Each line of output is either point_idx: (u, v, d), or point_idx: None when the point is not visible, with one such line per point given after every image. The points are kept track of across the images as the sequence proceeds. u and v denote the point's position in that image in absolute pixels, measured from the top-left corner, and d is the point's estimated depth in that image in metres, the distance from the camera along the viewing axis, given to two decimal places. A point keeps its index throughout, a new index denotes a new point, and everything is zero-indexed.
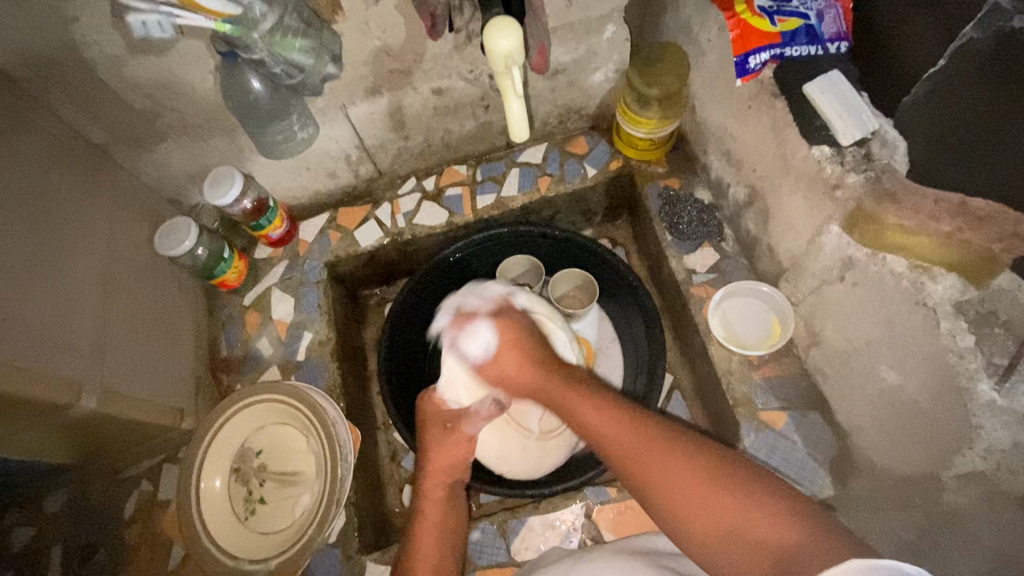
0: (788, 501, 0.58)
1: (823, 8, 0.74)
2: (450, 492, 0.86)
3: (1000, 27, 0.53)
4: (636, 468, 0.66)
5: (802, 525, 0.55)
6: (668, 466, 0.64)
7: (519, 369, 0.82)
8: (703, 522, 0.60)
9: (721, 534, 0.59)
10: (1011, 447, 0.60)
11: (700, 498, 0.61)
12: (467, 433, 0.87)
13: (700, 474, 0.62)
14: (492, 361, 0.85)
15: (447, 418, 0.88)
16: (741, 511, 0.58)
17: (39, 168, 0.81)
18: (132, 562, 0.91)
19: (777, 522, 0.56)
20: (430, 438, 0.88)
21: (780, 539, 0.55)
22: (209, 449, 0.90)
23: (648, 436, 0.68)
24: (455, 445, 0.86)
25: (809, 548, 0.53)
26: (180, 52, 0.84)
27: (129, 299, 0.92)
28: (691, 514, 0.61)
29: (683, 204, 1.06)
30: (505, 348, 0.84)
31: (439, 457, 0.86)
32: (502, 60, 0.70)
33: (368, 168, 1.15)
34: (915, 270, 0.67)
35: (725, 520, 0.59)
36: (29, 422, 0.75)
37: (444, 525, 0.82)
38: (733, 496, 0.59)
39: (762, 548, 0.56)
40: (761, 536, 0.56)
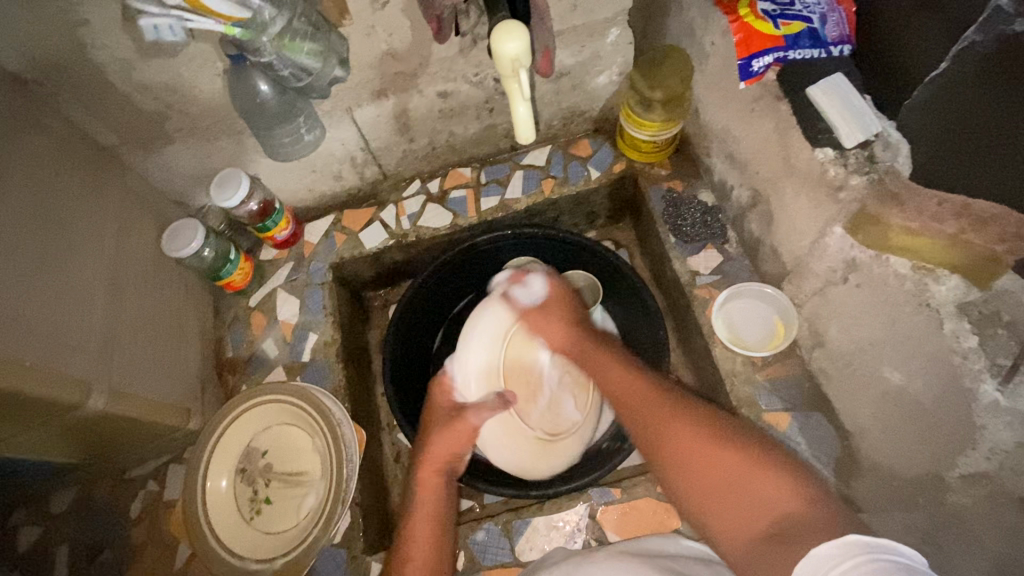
0: (785, 471, 0.61)
1: (825, 12, 0.77)
2: (445, 481, 0.86)
3: (1002, 31, 0.54)
4: (644, 422, 0.72)
5: (799, 491, 0.59)
6: (672, 423, 0.69)
7: (563, 330, 0.93)
8: (700, 478, 0.64)
9: (716, 489, 0.62)
10: (1014, 447, 0.60)
11: (696, 452, 0.65)
12: (470, 422, 0.92)
13: (699, 431, 0.67)
14: (540, 312, 0.96)
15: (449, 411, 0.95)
16: (744, 472, 0.62)
17: (51, 169, 0.82)
18: (138, 561, 0.92)
19: (774, 485, 0.60)
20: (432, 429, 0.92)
21: (776, 500, 0.59)
22: (215, 450, 0.90)
23: (658, 394, 0.74)
24: (456, 433, 0.90)
25: (808, 513, 0.56)
26: (189, 55, 0.85)
27: (137, 299, 0.92)
28: (688, 469, 0.65)
29: (686, 206, 1.07)
30: (551, 313, 0.95)
31: (437, 447, 0.88)
32: (509, 63, 0.70)
33: (373, 170, 1.16)
34: (918, 272, 0.68)
35: (729, 477, 0.62)
36: (38, 420, 0.75)
37: (438, 514, 0.82)
38: (728, 456, 0.63)
39: (758, 510, 0.59)
40: (759, 498, 0.59)
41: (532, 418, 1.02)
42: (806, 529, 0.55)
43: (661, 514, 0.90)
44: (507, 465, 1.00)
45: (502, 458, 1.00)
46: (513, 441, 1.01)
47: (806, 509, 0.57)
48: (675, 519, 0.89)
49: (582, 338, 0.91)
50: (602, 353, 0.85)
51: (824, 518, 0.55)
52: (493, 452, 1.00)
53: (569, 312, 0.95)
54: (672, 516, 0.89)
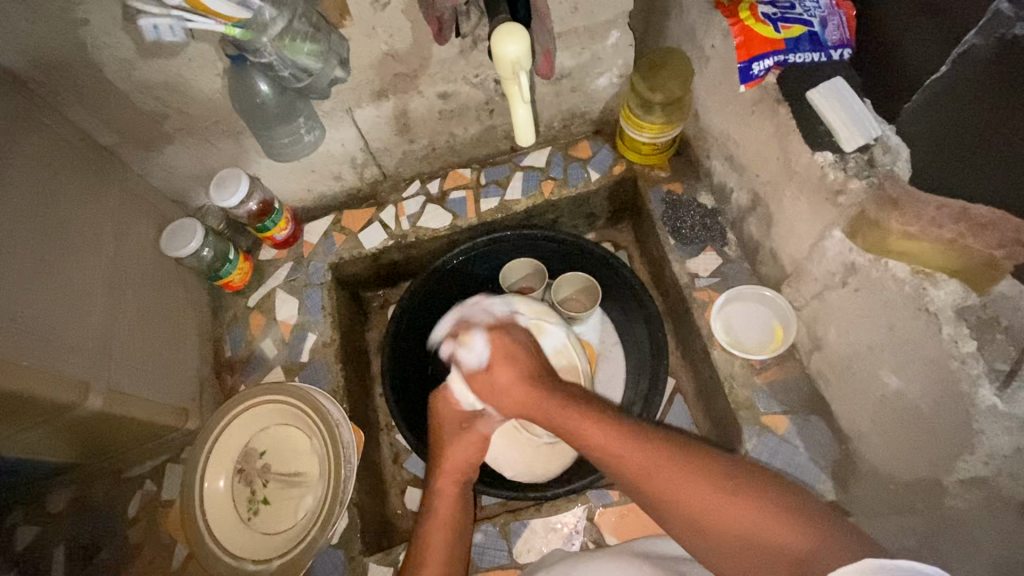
0: (794, 509, 0.59)
1: (826, 16, 0.77)
2: (461, 490, 0.85)
3: (1002, 34, 0.54)
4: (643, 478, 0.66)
5: (810, 527, 0.57)
6: (670, 476, 0.64)
7: (515, 386, 0.83)
8: (713, 527, 0.61)
9: (728, 539, 0.60)
10: (1013, 452, 0.60)
11: (702, 504, 0.62)
12: (482, 432, 0.89)
13: (695, 481, 0.63)
14: (485, 373, 0.87)
15: (463, 418, 0.91)
16: (752, 518, 0.59)
17: (48, 169, 0.81)
18: (136, 560, 0.91)
19: (786, 527, 0.58)
20: (446, 437, 0.90)
21: (790, 546, 0.57)
22: (213, 450, 0.90)
23: (634, 440, 0.69)
24: (469, 443, 0.88)
25: (823, 552, 0.55)
26: (190, 55, 0.85)
27: (135, 299, 0.92)
28: (695, 519, 0.62)
29: (685, 208, 1.07)
30: (498, 367, 0.85)
31: (453, 456, 0.88)
32: (509, 65, 0.70)
33: (372, 171, 1.16)
34: (918, 276, 0.68)
35: (739, 526, 0.59)
36: (35, 421, 0.75)
37: (454, 521, 0.81)
38: (732, 500, 0.61)
39: (772, 553, 0.58)
40: (773, 540, 0.58)
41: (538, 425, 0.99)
42: (823, 567, 0.54)
43: None
44: (518, 474, 1.00)
45: (513, 470, 1.00)
46: (523, 451, 0.99)
47: (819, 546, 0.56)
48: None
49: (541, 388, 0.81)
50: (559, 402, 0.77)
51: (838, 551, 0.55)
52: (504, 465, 0.99)
53: (518, 366, 0.84)
54: None
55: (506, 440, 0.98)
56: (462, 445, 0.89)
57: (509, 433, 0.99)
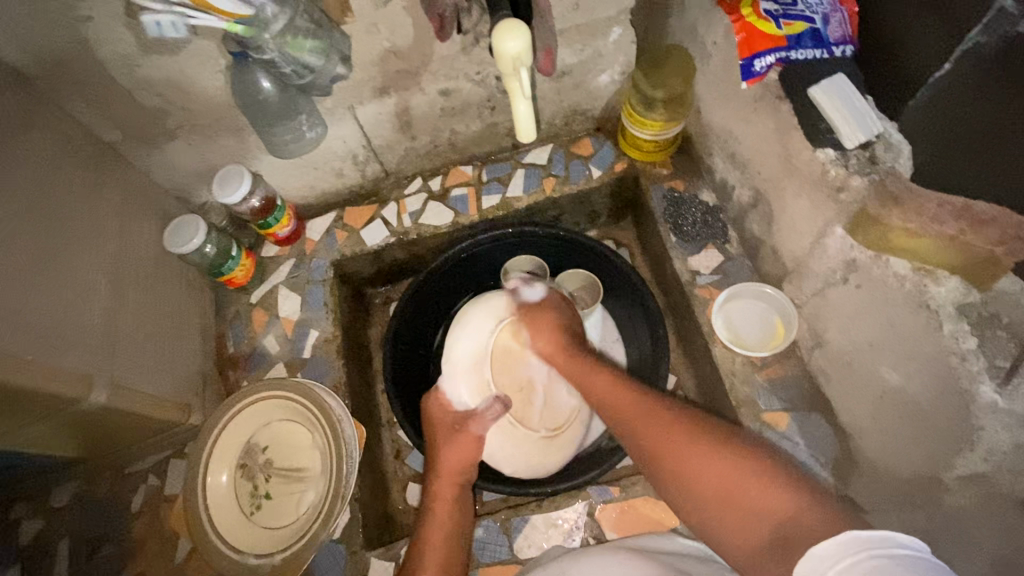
0: (775, 476, 0.60)
1: (828, 12, 0.76)
2: (459, 492, 0.89)
3: (1007, 32, 0.54)
4: (648, 437, 0.70)
5: (792, 491, 0.58)
6: (669, 439, 0.68)
7: (552, 343, 0.96)
8: (700, 489, 0.63)
9: (714, 500, 0.62)
10: (1012, 448, 0.60)
11: (688, 460, 0.65)
12: (474, 432, 0.95)
13: (686, 438, 0.67)
14: (537, 312, 1.00)
15: (453, 422, 0.98)
16: (735, 480, 0.61)
17: (52, 165, 0.82)
18: (139, 554, 0.92)
19: (767, 492, 0.59)
20: (440, 440, 0.95)
21: (772, 508, 0.58)
22: (216, 446, 0.91)
23: (648, 403, 0.74)
24: (463, 444, 0.93)
25: (802, 515, 0.55)
26: (193, 52, 0.85)
27: (138, 295, 0.93)
28: (682, 480, 0.65)
29: (687, 205, 1.07)
30: (543, 314, 0.99)
31: (449, 457, 0.92)
32: (510, 61, 0.70)
33: (374, 168, 1.16)
34: (918, 273, 0.68)
35: (725, 488, 0.61)
36: (39, 415, 0.76)
37: (454, 518, 0.85)
38: (717, 459, 0.63)
39: (755, 515, 0.59)
40: (755, 502, 0.59)
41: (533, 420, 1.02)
42: (803, 534, 0.54)
43: (659, 511, 0.90)
44: (517, 471, 1.00)
45: (512, 466, 1.00)
46: (520, 448, 1.00)
47: (797, 512, 0.56)
48: (673, 518, 0.89)
49: (569, 346, 0.94)
50: (583, 363, 0.89)
51: (813, 513, 0.55)
52: (501, 462, 1.00)
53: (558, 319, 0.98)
54: (670, 514, 0.89)
55: (502, 437, 1.00)
56: (460, 444, 0.93)
57: (506, 429, 1.00)
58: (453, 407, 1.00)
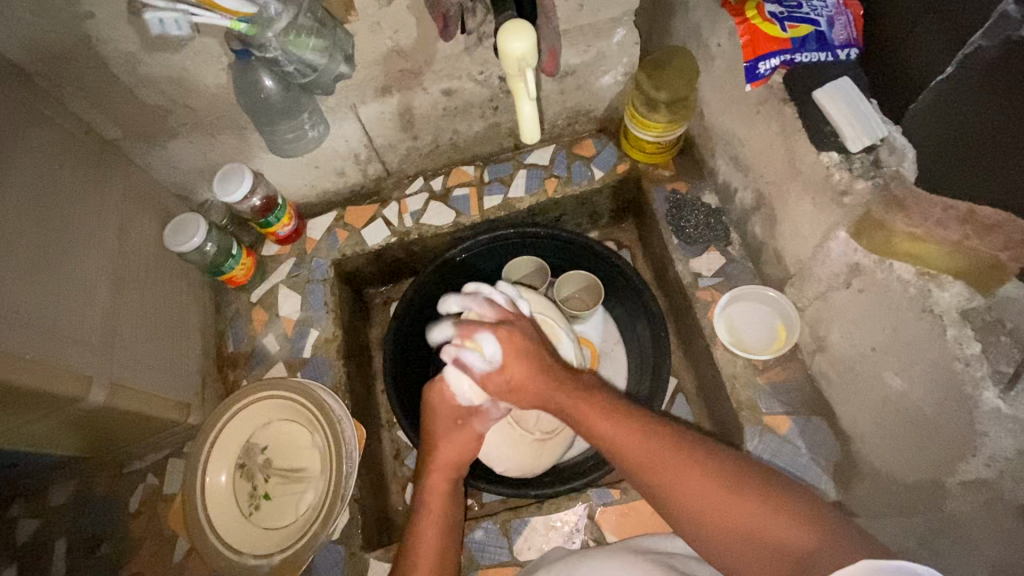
0: (803, 512, 0.58)
1: (833, 15, 0.76)
2: (453, 486, 0.84)
3: (1008, 36, 0.53)
4: (654, 471, 0.64)
5: (820, 529, 0.56)
6: (686, 473, 0.63)
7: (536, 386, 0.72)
8: (722, 530, 0.60)
9: (739, 539, 0.59)
10: (1015, 455, 0.61)
11: (718, 505, 0.60)
12: (476, 431, 0.84)
13: (705, 476, 0.62)
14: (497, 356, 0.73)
15: (459, 413, 0.85)
16: (762, 522, 0.58)
17: (52, 162, 0.81)
18: (137, 554, 0.92)
19: (795, 530, 0.57)
20: (436, 430, 0.86)
21: (799, 546, 0.56)
22: (214, 446, 0.90)
23: (651, 429, 0.67)
24: (459, 440, 0.84)
25: (830, 557, 0.54)
26: (194, 49, 0.85)
27: (138, 294, 0.92)
28: (705, 517, 0.61)
29: (689, 208, 1.07)
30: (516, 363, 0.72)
31: (447, 451, 0.85)
32: (515, 62, 0.70)
33: (376, 167, 1.16)
34: (922, 278, 0.67)
35: (752, 527, 0.59)
36: (38, 413, 0.76)
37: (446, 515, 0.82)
38: (742, 496, 0.60)
39: (779, 554, 0.57)
40: (781, 544, 0.57)
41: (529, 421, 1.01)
42: (822, 567, 0.54)
43: (659, 515, 0.90)
44: (507, 470, 0.99)
45: (502, 465, 0.99)
46: (514, 446, 0.99)
47: (824, 550, 0.55)
48: None
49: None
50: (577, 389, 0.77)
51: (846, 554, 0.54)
52: (494, 460, 0.98)
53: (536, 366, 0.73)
54: None
55: (501, 435, 0.98)
56: (457, 438, 0.85)
57: (506, 429, 0.99)
58: (455, 400, 0.84)
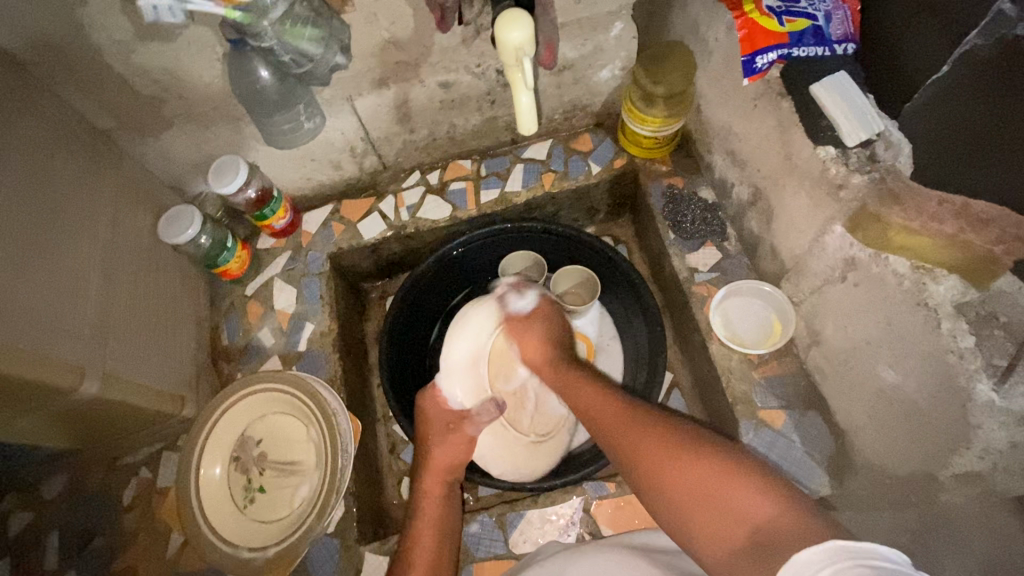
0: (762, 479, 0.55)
1: (830, 10, 0.76)
2: (446, 491, 0.87)
3: (1004, 35, 0.54)
4: (625, 441, 0.66)
5: (778, 496, 0.54)
6: (650, 442, 0.64)
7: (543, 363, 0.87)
8: (683, 495, 0.58)
9: (699, 505, 0.57)
10: (1007, 448, 0.62)
11: (662, 468, 0.61)
12: (469, 433, 0.93)
13: (670, 446, 0.62)
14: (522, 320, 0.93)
15: (449, 418, 0.94)
16: (718, 484, 0.56)
17: (44, 152, 0.81)
18: (130, 547, 0.91)
19: (752, 496, 0.54)
20: (430, 437, 0.93)
21: (754, 511, 0.54)
22: (208, 440, 0.90)
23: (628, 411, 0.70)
24: (455, 444, 0.91)
25: (782, 519, 0.51)
26: (189, 38, 0.84)
27: (132, 285, 0.92)
28: (667, 481, 0.60)
29: (686, 203, 1.07)
30: (533, 324, 0.92)
31: (440, 456, 0.90)
32: (512, 52, 0.70)
33: (372, 160, 1.15)
34: (917, 271, 0.67)
35: (707, 489, 0.57)
36: (30, 404, 0.75)
37: (442, 521, 0.82)
38: (688, 458, 0.60)
39: (731, 520, 0.54)
40: (738, 507, 0.54)
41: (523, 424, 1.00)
42: (782, 537, 0.50)
43: None
44: (503, 473, 0.99)
45: (498, 468, 0.98)
46: (509, 448, 0.99)
47: (778, 515, 0.52)
48: None
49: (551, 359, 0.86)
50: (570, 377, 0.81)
51: (802, 523, 0.50)
52: (489, 462, 0.98)
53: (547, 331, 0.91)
54: None
55: (493, 438, 0.98)
56: (450, 444, 0.91)
57: (499, 432, 0.98)
58: (447, 405, 0.95)
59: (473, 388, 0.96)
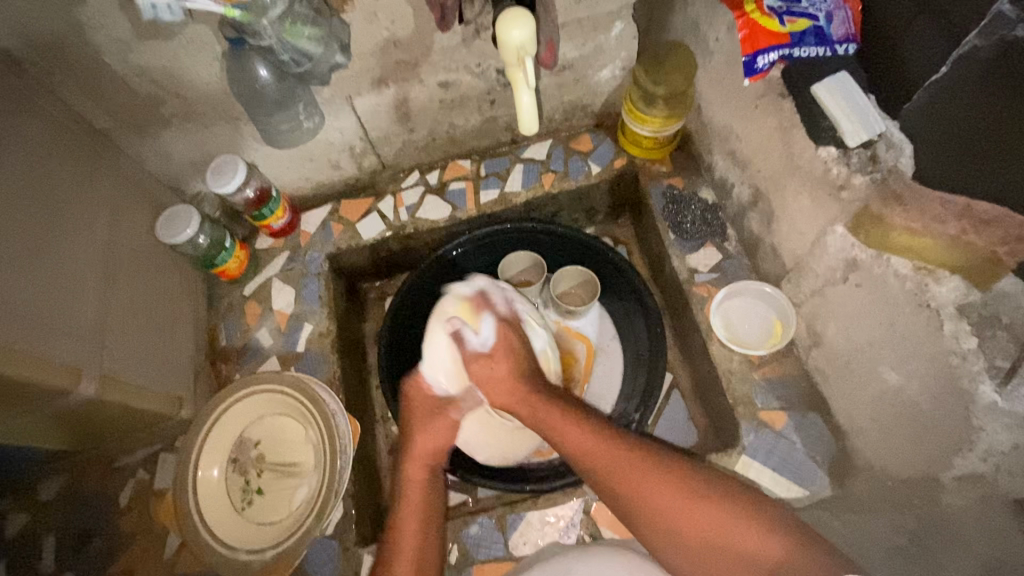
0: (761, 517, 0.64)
1: (831, 10, 0.75)
2: (431, 477, 0.84)
3: (1004, 36, 0.53)
4: (621, 482, 0.70)
5: (781, 537, 0.63)
6: (654, 486, 0.68)
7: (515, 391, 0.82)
8: (689, 537, 0.65)
9: (703, 546, 0.65)
10: (1011, 449, 0.61)
11: (670, 514, 0.67)
12: (453, 418, 0.87)
13: (676, 490, 0.67)
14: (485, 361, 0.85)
15: (435, 403, 0.89)
16: (727, 527, 0.64)
17: (41, 151, 0.80)
18: (127, 549, 0.91)
19: (759, 538, 0.63)
20: (414, 421, 0.88)
21: (760, 553, 0.62)
22: (207, 440, 0.89)
23: (619, 446, 0.72)
24: (438, 430, 0.86)
25: (790, 564, 0.60)
26: (188, 37, 0.84)
27: (129, 285, 0.91)
28: (672, 524, 0.66)
29: (686, 204, 1.07)
30: (501, 360, 0.84)
31: (422, 441, 0.85)
32: (513, 51, 0.70)
33: (371, 160, 1.15)
34: (920, 272, 0.67)
35: (714, 532, 0.64)
36: (26, 405, 0.74)
37: (427, 508, 0.80)
38: (695, 502, 0.66)
39: (737, 559, 0.63)
40: (744, 549, 0.63)
41: (510, 411, 0.95)
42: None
43: None
44: (490, 457, 1.01)
45: (486, 453, 1.00)
46: (494, 434, 0.98)
47: (785, 559, 0.61)
48: None
49: (534, 387, 0.81)
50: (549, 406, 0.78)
51: (807, 561, 0.60)
52: (476, 448, 0.99)
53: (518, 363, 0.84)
54: None
55: (480, 427, 0.96)
56: (433, 429, 0.87)
57: (484, 420, 0.96)
58: (432, 392, 0.89)
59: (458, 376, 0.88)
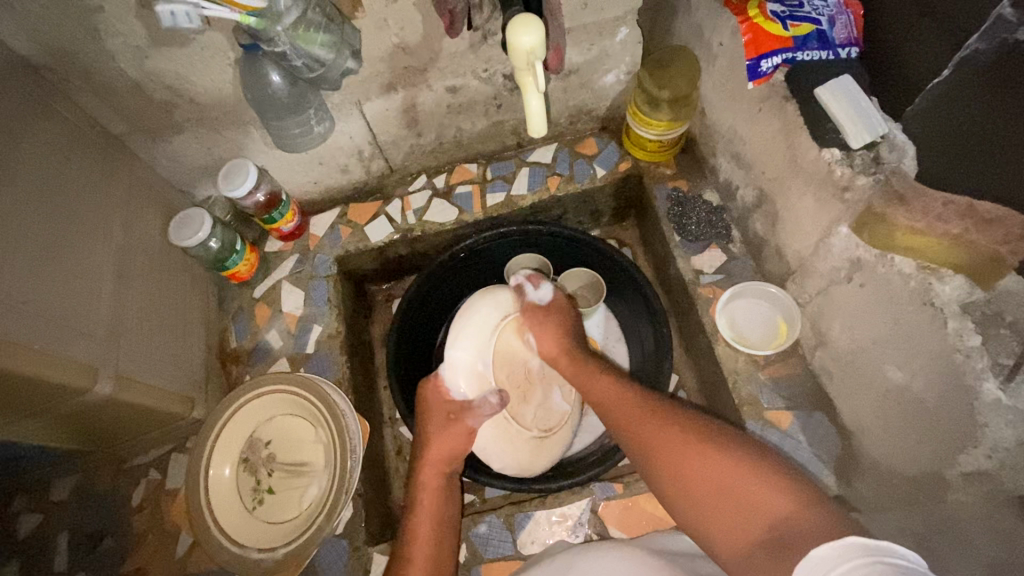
0: (773, 475, 0.61)
1: (834, 15, 0.77)
2: (445, 482, 0.86)
3: (1004, 39, 0.55)
4: (647, 441, 0.71)
5: (791, 494, 0.59)
6: (672, 443, 0.68)
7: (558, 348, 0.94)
8: (703, 497, 0.64)
9: (717, 503, 0.62)
10: (1016, 445, 0.62)
11: (685, 468, 0.66)
12: (468, 425, 0.92)
13: (691, 446, 0.67)
14: (542, 310, 0.98)
15: (450, 410, 0.93)
16: (735, 480, 0.62)
17: (59, 156, 0.82)
18: (139, 548, 0.92)
19: (766, 493, 0.59)
20: (430, 428, 0.91)
21: (773, 508, 0.58)
22: (218, 440, 0.90)
23: (648, 410, 0.75)
24: (454, 436, 0.90)
25: (798, 515, 0.56)
26: (202, 44, 0.86)
27: (144, 286, 0.93)
28: (685, 483, 0.65)
29: (691, 205, 1.08)
30: (551, 317, 0.97)
31: (437, 447, 0.88)
32: (524, 55, 0.72)
33: (380, 164, 1.16)
34: (923, 271, 0.68)
35: (722, 485, 0.62)
36: (44, 404, 0.76)
37: (442, 512, 0.83)
38: (705, 456, 0.65)
39: (746, 515, 0.60)
40: (752, 506, 0.59)
41: (526, 418, 1.00)
42: (793, 529, 0.55)
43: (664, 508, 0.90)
44: (506, 468, 0.97)
45: (500, 462, 0.96)
46: (512, 441, 0.97)
47: (795, 513, 0.57)
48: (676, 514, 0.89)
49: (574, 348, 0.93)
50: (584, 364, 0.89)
51: (819, 518, 0.55)
52: (490, 455, 0.96)
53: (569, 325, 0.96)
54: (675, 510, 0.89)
55: (495, 430, 0.96)
56: (450, 436, 0.90)
57: (501, 423, 0.96)
58: (451, 395, 0.94)
59: (477, 381, 0.96)
